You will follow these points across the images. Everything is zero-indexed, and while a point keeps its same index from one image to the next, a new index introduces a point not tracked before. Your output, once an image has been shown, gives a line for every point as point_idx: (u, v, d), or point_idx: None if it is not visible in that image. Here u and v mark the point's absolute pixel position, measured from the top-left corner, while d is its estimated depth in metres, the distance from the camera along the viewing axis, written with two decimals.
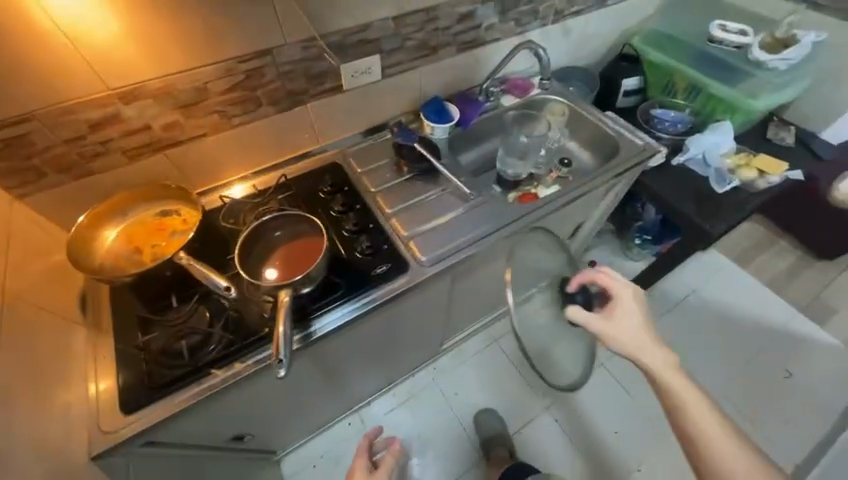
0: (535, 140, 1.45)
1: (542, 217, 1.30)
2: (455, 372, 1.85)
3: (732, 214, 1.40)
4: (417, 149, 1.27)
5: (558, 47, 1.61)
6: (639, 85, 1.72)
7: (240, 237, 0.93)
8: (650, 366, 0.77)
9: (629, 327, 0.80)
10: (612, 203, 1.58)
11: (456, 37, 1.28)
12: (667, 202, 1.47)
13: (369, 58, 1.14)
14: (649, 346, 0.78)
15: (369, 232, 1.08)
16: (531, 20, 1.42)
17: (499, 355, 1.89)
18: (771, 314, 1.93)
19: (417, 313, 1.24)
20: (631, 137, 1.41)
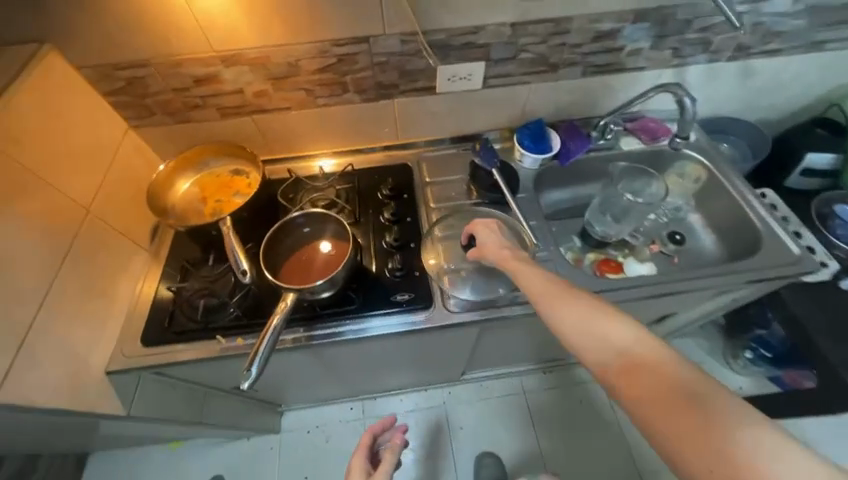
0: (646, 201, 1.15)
1: (626, 301, 1.03)
2: (469, 407, 1.69)
3: None
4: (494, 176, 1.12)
5: (727, 90, 1.24)
6: (832, 166, 1.26)
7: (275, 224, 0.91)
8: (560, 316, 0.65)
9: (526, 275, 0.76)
10: (722, 305, 1.25)
11: (585, 58, 1.06)
12: (808, 336, 1.11)
13: (472, 64, 1.02)
14: (555, 295, 0.69)
15: (408, 251, 1.02)
16: (698, 52, 1.10)
17: (522, 408, 1.69)
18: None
19: None
20: (785, 237, 1.04)
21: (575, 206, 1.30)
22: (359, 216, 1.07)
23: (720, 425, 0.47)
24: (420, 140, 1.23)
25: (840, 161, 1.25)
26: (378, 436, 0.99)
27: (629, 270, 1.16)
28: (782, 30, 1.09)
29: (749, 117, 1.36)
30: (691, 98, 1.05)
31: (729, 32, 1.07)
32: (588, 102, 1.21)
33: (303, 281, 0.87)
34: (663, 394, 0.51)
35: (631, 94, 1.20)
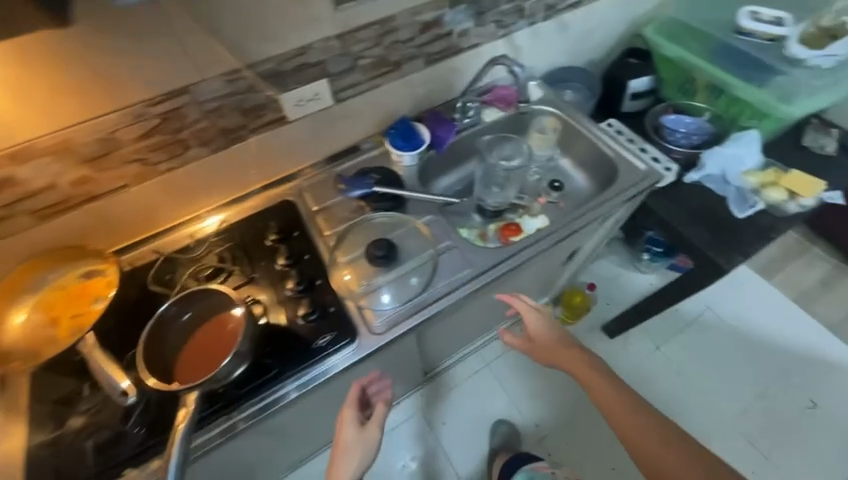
0: (520, 163, 1.27)
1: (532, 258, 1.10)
2: (447, 399, 1.56)
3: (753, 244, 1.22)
4: (378, 192, 1.11)
5: (555, 45, 1.38)
6: (651, 85, 1.48)
7: (146, 324, 0.78)
8: (550, 350, 1.01)
9: (534, 321, 1.03)
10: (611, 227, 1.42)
11: (422, 49, 1.08)
12: (674, 230, 1.29)
13: (315, 84, 0.98)
14: (545, 339, 1.02)
15: (317, 289, 0.97)
16: (518, 18, 1.20)
17: (496, 379, 1.59)
18: (792, 341, 1.76)
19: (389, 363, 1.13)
20: (632, 158, 1.22)
21: (466, 185, 1.36)
22: (254, 273, 0.99)
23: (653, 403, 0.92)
24: (293, 172, 1.16)
25: (654, 80, 1.48)
26: (368, 387, 0.96)
27: (527, 228, 1.24)
28: None
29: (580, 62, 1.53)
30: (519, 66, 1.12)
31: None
32: (443, 88, 1.25)
33: (199, 375, 0.76)
34: (623, 405, 0.90)
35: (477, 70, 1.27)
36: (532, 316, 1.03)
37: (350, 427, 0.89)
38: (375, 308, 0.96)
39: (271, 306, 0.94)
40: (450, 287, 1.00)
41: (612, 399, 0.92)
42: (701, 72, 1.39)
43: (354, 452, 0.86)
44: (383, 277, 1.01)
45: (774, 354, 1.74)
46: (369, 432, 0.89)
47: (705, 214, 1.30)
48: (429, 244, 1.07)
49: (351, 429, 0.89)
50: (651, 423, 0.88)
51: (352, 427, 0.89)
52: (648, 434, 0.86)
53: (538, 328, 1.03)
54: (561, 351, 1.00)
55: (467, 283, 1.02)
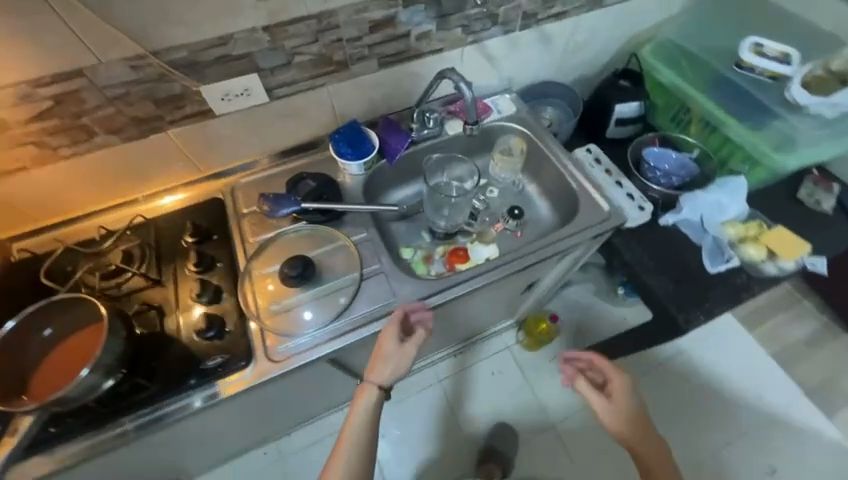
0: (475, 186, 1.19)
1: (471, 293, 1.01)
2: (476, 364, 1.70)
3: (718, 304, 1.12)
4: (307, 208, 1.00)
5: (535, 57, 1.26)
6: (639, 112, 1.35)
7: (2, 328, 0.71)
8: (613, 429, 0.95)
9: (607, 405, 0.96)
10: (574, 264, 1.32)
11: (373, 50, 0.98)
12: (638, 278, 1.19)
13: (241, 79, 0.89)
14: (617, 418, 0.95)
15: (223, 303, 0.90)
16: (490, 25, 1.08)
17: (496, 353, 1.72)
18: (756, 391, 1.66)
19: (305, 384, 1.07)
20: (597, 194, 1.11)
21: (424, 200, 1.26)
22: (160, 276, 0.92)
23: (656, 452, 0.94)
24: (228, 168, 1.09)
25: (644, 107, 1.35)
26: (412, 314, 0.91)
27: (476, 256, 1.16)
28: None
29: (567, 77, 1.41)
30: (466, 83, 0.99)
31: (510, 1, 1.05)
32: (403, 93, 1.14)
33: (46, 391, 0.70)
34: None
35: None
36: (622, 392, 0.97)
37: (395, 350, 0.86)
38: (276, 333, 0.87)
39: (168, 315, 0.87)
40: (366, 317, 0.92)
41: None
42: (698, 105, 1.28)
43: (389, 386, 0.85)
44: (293, 299, 0.91)
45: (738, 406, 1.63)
46: (406, 350, 0.86)
47: (672, 263, 1.20)
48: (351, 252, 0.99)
49: (392, 361, 0.86)
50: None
51: (396, 343, 0.86)
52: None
53: (630, 409, 0.95)
54: (627, 428, 0.93)
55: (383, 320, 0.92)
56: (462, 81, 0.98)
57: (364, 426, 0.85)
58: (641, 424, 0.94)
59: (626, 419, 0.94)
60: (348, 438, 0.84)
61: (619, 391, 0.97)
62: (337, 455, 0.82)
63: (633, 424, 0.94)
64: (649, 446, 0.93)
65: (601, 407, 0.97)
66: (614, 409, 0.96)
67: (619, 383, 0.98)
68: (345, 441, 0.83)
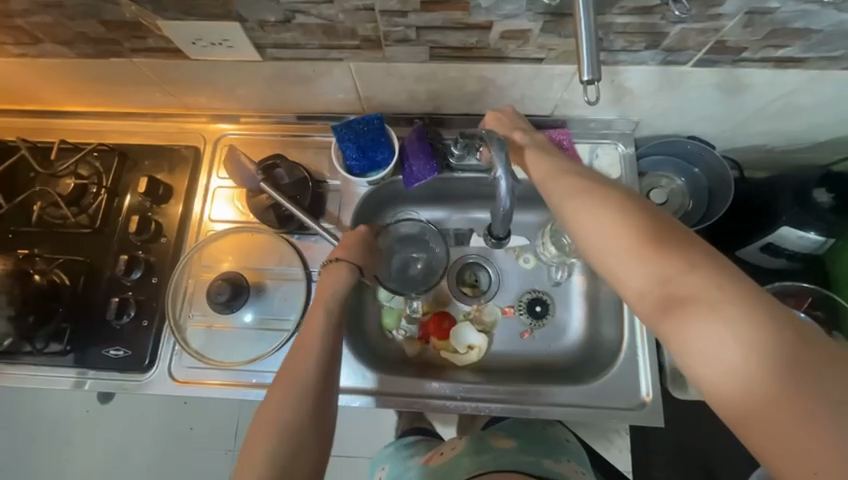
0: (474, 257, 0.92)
1: (421, 406, 0.78)
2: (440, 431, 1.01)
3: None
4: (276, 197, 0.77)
5: (696, 108, 0.76)
6: (812, 248, 0.85)
7: None
8: (637, 290, 0.51)
9: (605, 228, 0.54)
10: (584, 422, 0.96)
11: (423, 35, 0.61)
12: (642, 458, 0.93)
13: (216, 25, 0.60)
14: (628, 253, 0.51)
15: (148, 288, 0.80)
16: (641, 46, 0.62)
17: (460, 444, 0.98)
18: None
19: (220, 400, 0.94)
20: (645, 361, 0.77)
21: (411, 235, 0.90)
22: (103, 225, 0.82)
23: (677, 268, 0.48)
24: (216, 113, 0.87)
25: (823, 248, 0.84)
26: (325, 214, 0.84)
27: (459, 337, 0.87)
28: (808, 26, 0.58)
29: (736, 145, 0.88)
30: (509, 182, 0.61)
31: (702, 20, 0.57)
32: (461, 98, 0.77)
33: None
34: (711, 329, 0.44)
35: (531, 94, 0.74)
36: (603, 188, 0.57)
37: (343, 261, 0.71)
38: (185, 349, 0.77)
39: (96, 275, 0.80)
40: None
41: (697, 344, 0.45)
42: None
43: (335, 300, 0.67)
44: (219, 317, 0.79)
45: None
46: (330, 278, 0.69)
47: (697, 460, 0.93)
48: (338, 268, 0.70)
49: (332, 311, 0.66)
50: (824, 387, 0.39)
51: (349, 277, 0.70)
52: (839, 433, 0.37)
53: (638, 232, 0.52)
54: (653, 270, 0.49)
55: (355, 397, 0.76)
56: (506, 179, 0.61)
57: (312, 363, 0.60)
58: (666, 246, 0.50)
59: (634, 262, 0.51)
60: (288, 380, 0.58)
61: (607, 228, 0.54)
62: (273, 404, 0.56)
63: (657, 251, 0.50)
64: (690, 257, 0.48)
65: (575, 218, 0.57)
66: (611, 247, 0.53)
67: (582, 225, 0.56)
68: (284, 387, 0.57)
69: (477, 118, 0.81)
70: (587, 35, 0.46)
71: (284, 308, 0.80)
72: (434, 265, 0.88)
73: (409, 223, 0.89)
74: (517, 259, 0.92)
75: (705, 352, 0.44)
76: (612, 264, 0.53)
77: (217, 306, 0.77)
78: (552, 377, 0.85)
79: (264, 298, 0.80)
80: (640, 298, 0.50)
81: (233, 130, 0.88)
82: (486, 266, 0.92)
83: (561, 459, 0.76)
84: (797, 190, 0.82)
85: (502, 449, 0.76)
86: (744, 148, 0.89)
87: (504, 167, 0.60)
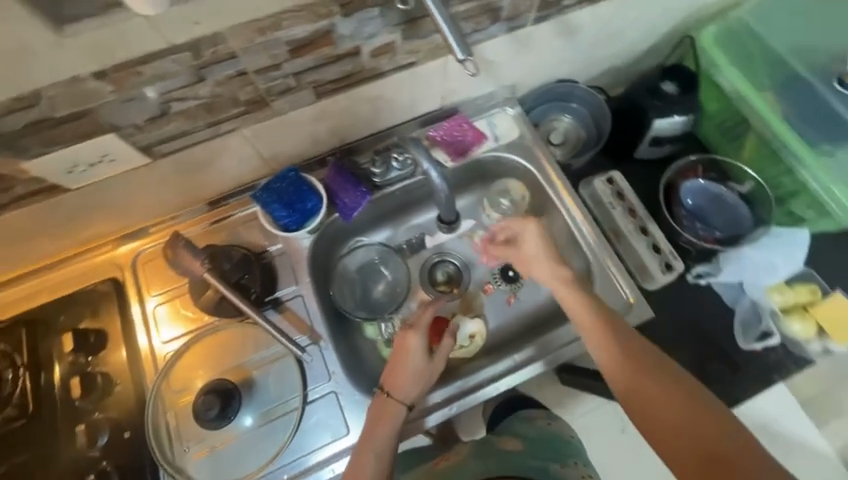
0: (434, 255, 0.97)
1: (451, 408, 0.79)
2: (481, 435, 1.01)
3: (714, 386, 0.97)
4: (217, 285, 0.73)
5: (550, 55, 0.89)
6: (682, 128, 1.02)
7: None
8: (552, 270, 0.78)
9: (545, 250, 0.80)
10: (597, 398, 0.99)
11: (302, 79, 0.63)
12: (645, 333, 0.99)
13: (90, 144, 0.57)
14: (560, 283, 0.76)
15: (122, 447, 0.69)
16: (487, 23, 0.71)
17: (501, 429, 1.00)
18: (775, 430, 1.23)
19: None
20: (612, 272, 0.86)
21: (364, 265, 0.90)
22: (38, 407, 0.70)
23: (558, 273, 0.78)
24: (122, 234, 0.80)
25: (689, 123, 1.02)
26: (278, 285, 0.81)
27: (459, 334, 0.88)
28: None
29: (592, 73, 1.03)
30: (438, 171, 0.73)
31: None
32: (360, 122, 0.81)
33: None
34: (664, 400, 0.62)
35: (419, 95, 0.81)
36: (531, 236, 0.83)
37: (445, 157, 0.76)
38: None
39: (53, 463, 0.68)
40: (311, 462, 0.71)
41: (643, 392, 0.63)
42: (770, 129, 0.96)
43: (410, 366, 0.70)
44: (219, 434, 0.72)
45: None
46: (409, 341, 0.71)
47: (704, 334, 0.98)
48: (416, 335, 0.71)
49: (399, 417, 0.67)
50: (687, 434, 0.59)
51: (421, 342, 0.71)
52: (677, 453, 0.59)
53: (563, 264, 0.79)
54: (645, 404, 0.62)
55: None
56: (434, 171, 0.72)
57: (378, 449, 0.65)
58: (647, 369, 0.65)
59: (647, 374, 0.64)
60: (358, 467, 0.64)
61: (546, 261, 0.80)
62: None
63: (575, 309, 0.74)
64: (659, 381, 0.63)
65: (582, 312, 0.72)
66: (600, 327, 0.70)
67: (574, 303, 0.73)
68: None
69: (385, 134, 0.86)
70: (449, 30, 0.54)
71: (284, 390, 0.75)
72: (396, 284, 0.90)
73: (359, 253, 0.89)
74: (474, 241, 0.98)
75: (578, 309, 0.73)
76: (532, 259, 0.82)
77: (211, 424, 0.69)
78: (551, 323, 0.91)
79: (255, 392, 0.74)
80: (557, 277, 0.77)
81: (147, 243, 0.81)
82: (448, 260, 0.96)
83: (568, 463, 0.83)
84: (650, 89, 0.99)
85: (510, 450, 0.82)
86: (599, 73, 1.05)
87: (429, 161, 0.72)
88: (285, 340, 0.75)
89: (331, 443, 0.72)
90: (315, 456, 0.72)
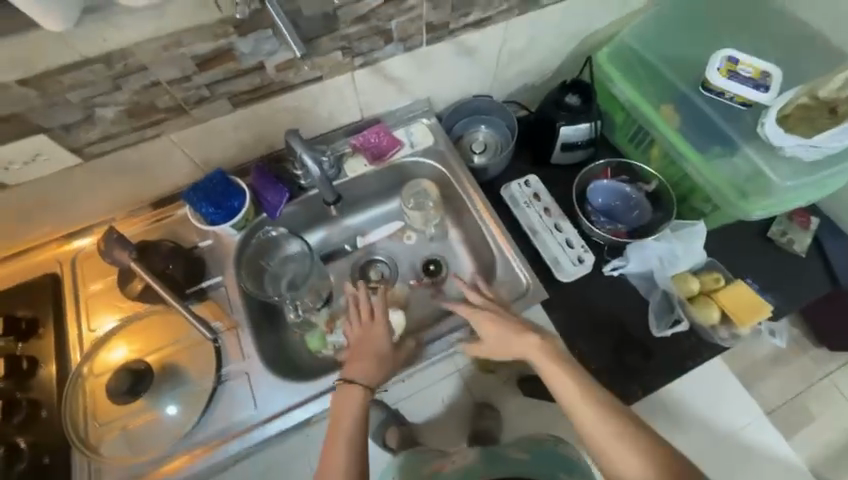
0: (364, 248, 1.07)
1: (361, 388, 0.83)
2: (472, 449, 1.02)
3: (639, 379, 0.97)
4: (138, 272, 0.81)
5: (457, 73, 1.01)
6: (587, 135, 1.12)
7: None
8: (565, 387, 0.74)
9: (568, 379, 0.75)
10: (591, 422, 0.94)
11: (215, 89, 0.74)
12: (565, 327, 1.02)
13: (22, 143, 0.67)
14: (572, 386, 0.74)
15: (39, 425, 0.75)
16: (382, 43, 0.83)
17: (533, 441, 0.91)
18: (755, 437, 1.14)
19: None
20: (511, 260, 0.93)
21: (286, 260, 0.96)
22: None
23: (574, 401, 0.73)
24: (64, 233, 0.88)
25: (595, 130, 1.12)
26: (204, 278, 0.88)
27: None
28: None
29: (507, 90, 1.16)
30: (312, 156, 0.84)
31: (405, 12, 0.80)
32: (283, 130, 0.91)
33: None
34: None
35: (336, 106, 0.93)
36: (559, 358, 0.77)
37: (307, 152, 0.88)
38: (102, 461, 0.74)
39: None
40: (216, 437, 0.76)
41: (649, 474, 0.66)
42: (656, 130, 1.05)
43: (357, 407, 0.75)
44: (131, 415, 0.76)
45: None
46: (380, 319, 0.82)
47: (623, 325, 1.01)
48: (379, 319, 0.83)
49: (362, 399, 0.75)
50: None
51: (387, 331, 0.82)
52: None
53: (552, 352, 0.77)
54: (637, 463, 0.67)
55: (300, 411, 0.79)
56: (304, 155, 0.83)
57: (352, 411, 0.75)
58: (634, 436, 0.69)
59: (612, 406, 0.73)
60: (340, 441, 0.72)
61: (561, 371, 0.75)
62: (334, 442, 0.72)
63: (592, 404, 0.72)
64: (679, 465, 0.67)
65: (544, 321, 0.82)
66: (607, 430, 0.70)
67: (564, 385, 0.74)
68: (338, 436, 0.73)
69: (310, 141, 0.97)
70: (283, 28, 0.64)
71: (198, 372, 0.80)
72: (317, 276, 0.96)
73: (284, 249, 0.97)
74: (402, 240, 1.08)
75: (579, 412, 0.72)
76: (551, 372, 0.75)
77: (123, 400, 0.75)
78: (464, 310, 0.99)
79: (170, 374, 0.79)
80: (571, 391, 0.74)
81: (89, 240, 0.90)
82: (378, 259, 1.06)
83: None
84: (556, 101, 1.11)
85: (516, 461, 0.82)
86: (515, 90, 1.18)
87: (305, 149, 0.84)
88: (199, 325, 0.81)
89: (240, 420, 0.78)
90: (224, 431, 0.77)
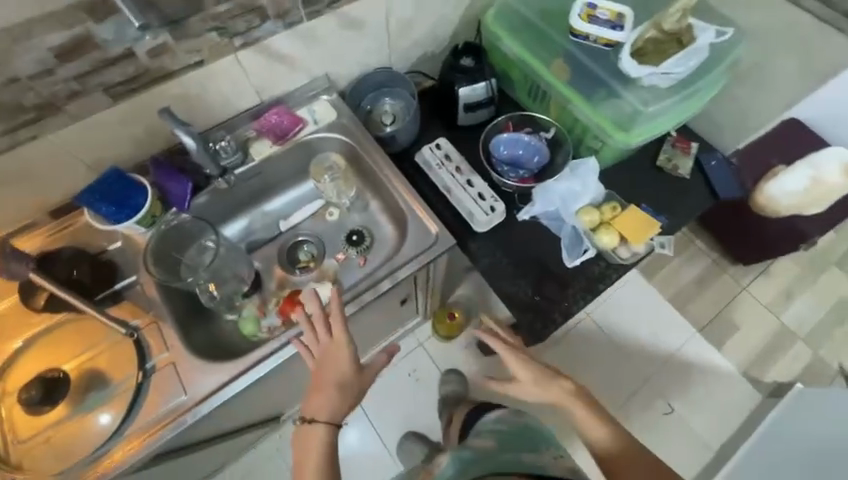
0: (288, 229, 1.09)
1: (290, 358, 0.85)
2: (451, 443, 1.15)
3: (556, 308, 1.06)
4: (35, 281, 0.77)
5: (350, 47, 1.04)
6: (487, 93, 1.19)
7: None
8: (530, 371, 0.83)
9: (526, 367, 0.83)
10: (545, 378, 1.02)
11: (85, 81, 0.74)
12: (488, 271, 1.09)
13: None
14: (531, 370, 0.83)
15: None
16: (258, 20, 0.85)
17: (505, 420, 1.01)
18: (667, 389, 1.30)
19: None
20: (421, 215, 0.97)
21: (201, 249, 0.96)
22: None
23: (529, 375, 0.82)
24: None
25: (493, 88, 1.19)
26: (115, 280, 0.86)
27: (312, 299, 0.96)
28: None
29: (409, 61, 1.20)
30: (189, 137, 0.83)
31: None
32: None
33: None
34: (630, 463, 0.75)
35: (229, 90, 0.93)
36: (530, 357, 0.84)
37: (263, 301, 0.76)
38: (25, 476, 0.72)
39: None
40: (143, 429, 0.76)
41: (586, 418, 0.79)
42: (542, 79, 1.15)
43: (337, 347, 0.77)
44: (53, 425, 0.76)
45: (645, 357, 1.61)
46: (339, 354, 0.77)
47: (541, 262, 1.09)
48: (341, 342, 0.77)
49: (324, 436, 0.75)
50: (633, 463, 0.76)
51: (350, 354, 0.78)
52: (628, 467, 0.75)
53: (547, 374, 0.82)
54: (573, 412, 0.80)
55: (227, 388, 0.79)
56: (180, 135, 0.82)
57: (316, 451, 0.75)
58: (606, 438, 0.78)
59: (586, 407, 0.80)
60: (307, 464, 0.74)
61: (523, 367, 0.83)
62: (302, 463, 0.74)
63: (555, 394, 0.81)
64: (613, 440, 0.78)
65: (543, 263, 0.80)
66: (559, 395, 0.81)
67: (528, 377, 0.83)
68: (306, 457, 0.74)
69: (211, 129, 0.97)
70: None
71: (117, 371, 0.80)
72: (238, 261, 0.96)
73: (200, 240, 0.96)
74: (326, 216, 1.10)
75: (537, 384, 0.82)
76: (526, 380, 0.83)
77: (40, 408, 0.75)
78: None
79: (90, 378, 0.79)
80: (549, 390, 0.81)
81: None
82: (304, 239, 1.08)
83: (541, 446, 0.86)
84: (452, 65, 1.17)
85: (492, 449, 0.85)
86: (417, 60, 1.22)
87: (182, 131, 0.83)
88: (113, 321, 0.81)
89: (168, 408, 0.77)
90: (151, 422, 0.76)
